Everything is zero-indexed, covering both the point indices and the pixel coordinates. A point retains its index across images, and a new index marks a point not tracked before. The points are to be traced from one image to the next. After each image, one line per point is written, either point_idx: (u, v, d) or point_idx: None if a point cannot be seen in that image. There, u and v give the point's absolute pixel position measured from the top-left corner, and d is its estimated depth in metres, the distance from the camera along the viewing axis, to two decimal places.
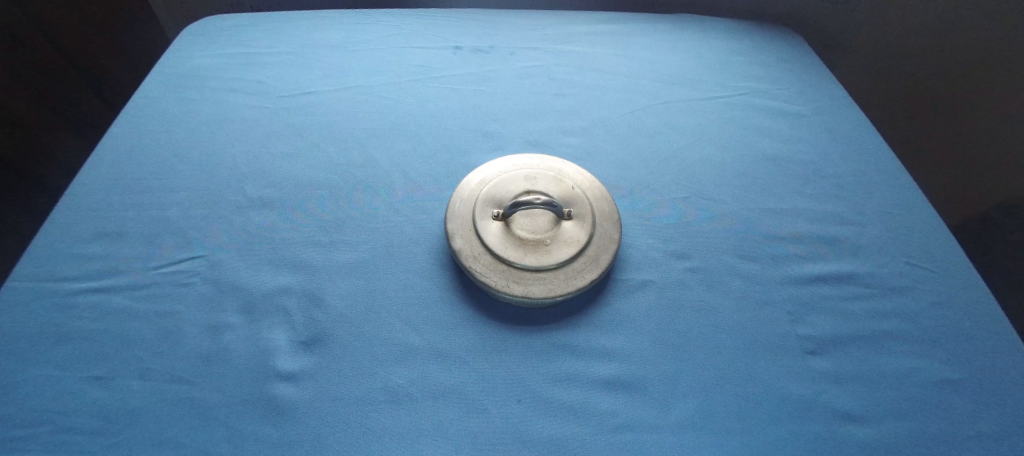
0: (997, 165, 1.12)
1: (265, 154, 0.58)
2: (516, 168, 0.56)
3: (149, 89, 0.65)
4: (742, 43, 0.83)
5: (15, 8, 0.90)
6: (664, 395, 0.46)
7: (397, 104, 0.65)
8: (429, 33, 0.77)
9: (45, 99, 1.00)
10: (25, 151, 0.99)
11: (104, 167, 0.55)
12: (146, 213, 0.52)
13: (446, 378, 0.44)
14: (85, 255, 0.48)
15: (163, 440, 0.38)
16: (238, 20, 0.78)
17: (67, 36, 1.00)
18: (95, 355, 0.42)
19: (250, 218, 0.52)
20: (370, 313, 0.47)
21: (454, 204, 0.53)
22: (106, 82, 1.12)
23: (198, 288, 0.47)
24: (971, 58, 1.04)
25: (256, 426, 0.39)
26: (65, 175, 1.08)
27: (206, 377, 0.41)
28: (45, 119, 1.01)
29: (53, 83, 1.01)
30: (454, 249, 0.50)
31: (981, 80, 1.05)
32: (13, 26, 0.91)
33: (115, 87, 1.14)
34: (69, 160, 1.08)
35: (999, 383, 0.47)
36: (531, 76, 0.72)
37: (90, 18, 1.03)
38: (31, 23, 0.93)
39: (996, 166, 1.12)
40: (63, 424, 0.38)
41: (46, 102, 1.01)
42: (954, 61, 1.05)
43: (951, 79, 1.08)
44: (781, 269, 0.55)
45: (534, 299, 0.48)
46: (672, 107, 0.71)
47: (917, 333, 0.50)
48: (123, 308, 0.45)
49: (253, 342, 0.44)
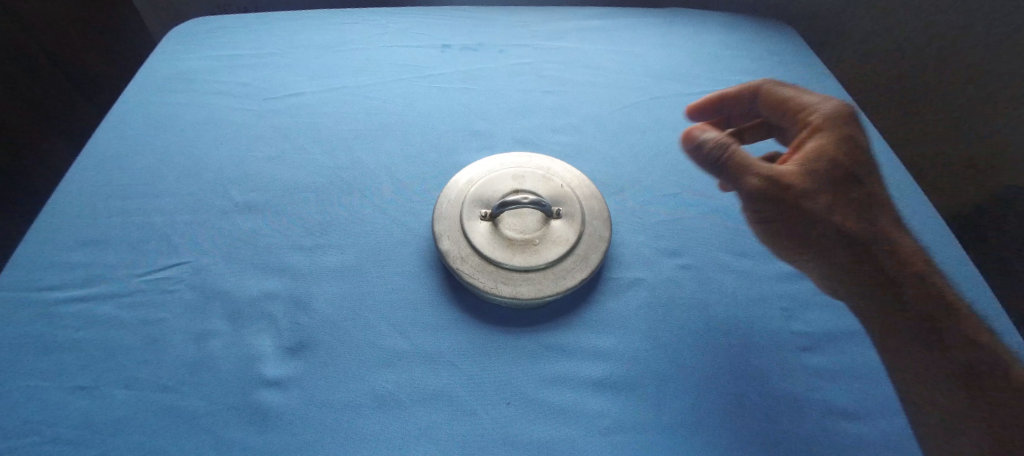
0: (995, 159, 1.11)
1: (252, 157, 0.62)
2: (505, 167, 0.57)
3: (134, 93, 0.68)
4: (735, 37, 0.83)
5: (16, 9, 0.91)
6: (656, 395, 0.45)
7: (386, 105, 0.68)
8: (415, 31, 0.79)
9: (38, 103, 1.00)
10: (25, 149, 1.01)
11: (89, 173, 0.58)
12: (133, 220, 0.55)
13: (435, 380, 0.45)
14: (70, 263, 0.51)
15: (150, 449, 0.41)
16: (224, 20, 0.80)
17: (60, 37, 1.01)
18: (79, 365, 0.45)
19: (236, 221, 0.56)
20: (359, 317, 0.49)
21: (442, 206, 0.54)
22: (97, 84, 1.12)
23: (184, 294, 0.50)
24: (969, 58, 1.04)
25: (244, 431, 0.42)
26: (54, 177, 1.08)
27: (192, 384, 0.44)
28: (38, 123, 1.01)
29: (48, 86, 1.02)
30: (441, 251, 0.50)
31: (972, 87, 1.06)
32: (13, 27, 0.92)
33: (105, 89, 1.14)
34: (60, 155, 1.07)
35: (993, 382, 0.47)
36: (520, 74, 0.74)
37: (85, 19, 1.04)
38: (28, 24, 0.94)
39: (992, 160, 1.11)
40: (49, 434, 0.41)
41: (41, 107, 1.01)
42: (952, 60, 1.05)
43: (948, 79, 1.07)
44: (773, 264, 0.54)
45: (524, 299, 0.48)
46: (664, 101, 0.71)
47: (912, 329, 0.50)
48: (108, 315, 0.48)
49: (240, 347, 0.46)
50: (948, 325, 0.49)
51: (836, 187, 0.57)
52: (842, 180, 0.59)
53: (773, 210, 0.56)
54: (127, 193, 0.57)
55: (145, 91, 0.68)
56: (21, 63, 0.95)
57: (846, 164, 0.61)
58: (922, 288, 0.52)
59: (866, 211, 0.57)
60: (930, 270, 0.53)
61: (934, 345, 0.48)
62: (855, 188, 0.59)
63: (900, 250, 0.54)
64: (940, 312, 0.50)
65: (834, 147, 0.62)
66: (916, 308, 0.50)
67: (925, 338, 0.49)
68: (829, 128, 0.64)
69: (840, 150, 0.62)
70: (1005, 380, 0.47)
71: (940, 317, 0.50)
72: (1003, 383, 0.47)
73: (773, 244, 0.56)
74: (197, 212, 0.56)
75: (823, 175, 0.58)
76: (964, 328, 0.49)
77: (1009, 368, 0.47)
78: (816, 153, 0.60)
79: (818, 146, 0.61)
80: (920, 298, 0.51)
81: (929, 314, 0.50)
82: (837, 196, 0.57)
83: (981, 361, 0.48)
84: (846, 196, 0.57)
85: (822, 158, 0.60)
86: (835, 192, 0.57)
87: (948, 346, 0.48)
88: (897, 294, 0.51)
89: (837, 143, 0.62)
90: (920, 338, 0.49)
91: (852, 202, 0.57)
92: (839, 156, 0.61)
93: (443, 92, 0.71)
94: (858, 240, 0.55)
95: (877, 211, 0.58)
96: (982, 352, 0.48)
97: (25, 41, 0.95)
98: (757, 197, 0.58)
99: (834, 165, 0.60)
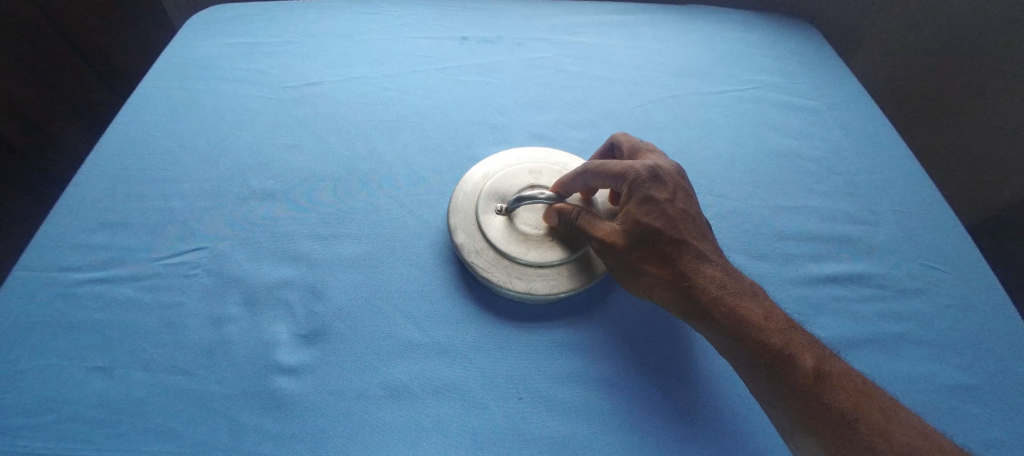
0: (1009, 171, 1.00)
1: (269, 146, 0.62)
2: (520, 162, 0.57)
3: (153, 80, 0.68)
4: (756, 35, 0.81)
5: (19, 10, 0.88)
6: (667, 395, 0.45)
7: (402, 96, 0.68)
8: (434, 22, 0.78)
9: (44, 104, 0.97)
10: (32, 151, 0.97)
11: (109, 158, 0.59)
12: (152, 205, 0.55)
13: (447, 373, 0.46)
14: (90, 245, 0.51)
15: (166, 431, 0.42)
16: (243, 8, 0.80)
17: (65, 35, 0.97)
18: (98, 347, 0.45)
19: (253, 208, 0.56)
20: (373, 306, 0.49)
21: (458, 198, 0.53)
22: (105, 82, 1.08)
23: (201, 279, 0.50)
24: (982, 63, 0.97)
25: (258, 418, 0.42)
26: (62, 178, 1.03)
27: (208, 369, 0.45)
28: (45, 124, 0.98)
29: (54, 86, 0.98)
30: (455, 244, 0.50)
31: (985, 92, 0.99)
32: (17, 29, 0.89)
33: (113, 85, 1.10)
34: (63, 153, 1.03)
35: (1012, 394, 0.46)
36: (537, 68, 0.73)
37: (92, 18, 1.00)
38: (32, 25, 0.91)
39: (1004, 170, 1.01)
40: (69, 413, 0.42)
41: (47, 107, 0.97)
42: (965, 65, 0.99)
43: (960, 83, 1.01)
44: (790, 268, 0.54)
45: (538, 294, 0.48)
46: (682, 99, 0.71)
47: (931, 337, 0.49)
48: (127, 297, 0.48)
49: (255, 333, 0.47)
50: (786, 367, 0.42)
51: (648, 247, 0.46)
52: (665, 235, 0.46)
53: (641, 273, 0.46)
54: (145, 178, 0.57)
55: (164, 77, 0.69)
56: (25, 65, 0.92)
57: (679, 210, 0.48)
58: (776, 331, 0.43)
59: (700, 257, 0.46)
60: (769, 305, 0.45)
61: (774, 390, 0.42)
62: (680, 242, 0.47)
63: (740, 286, 0.45)
64: (786, 356, 0.42)
65: (665, 196, 0.48)
66: (764, 354, 0.42)
67: (766, 384, 0.42)
68: (645, 173, 0.48)
69: (669, 197, 0.48)
70: (852, 429, 0.39)
71: (823, 375, 0.41)
72: (855, 430, 0.39)
73: (645, 296, 0.47)
74: (215, 197, 0.56)
75: (635, 237, 0.47)
76: (803, 378, 0.41)
77: (863, 413, 0.40)
78: (641, 208, 0.47)
79: (641, 197, 0.48)
80: (761, 346, 0.42)
81: (808, 370, 0.41)
82: (649, 254, 0.46)
83: (820, 400, 0.40)
84: (685, 243, 0.47)
85: (647, 213, 0.47)
86: (645, 248, 0.46)
87: (791, 396, 0.41)
88: (771, 348, 0.42)
89: (658, 190, 0.48)
90: (788, 386, 0.41)
91: (694, 251, 0.46)
92: (667, 206, 0.47)
93: (460, 84, 0.70)
94: (740, 291, 0.45)
95: (689, 262, 0.46)
96: (837, 395, 0.40)
97: (29, 43, 0.92)
98: (604, 249, 0.47)
99: (641, 222, 0.47)
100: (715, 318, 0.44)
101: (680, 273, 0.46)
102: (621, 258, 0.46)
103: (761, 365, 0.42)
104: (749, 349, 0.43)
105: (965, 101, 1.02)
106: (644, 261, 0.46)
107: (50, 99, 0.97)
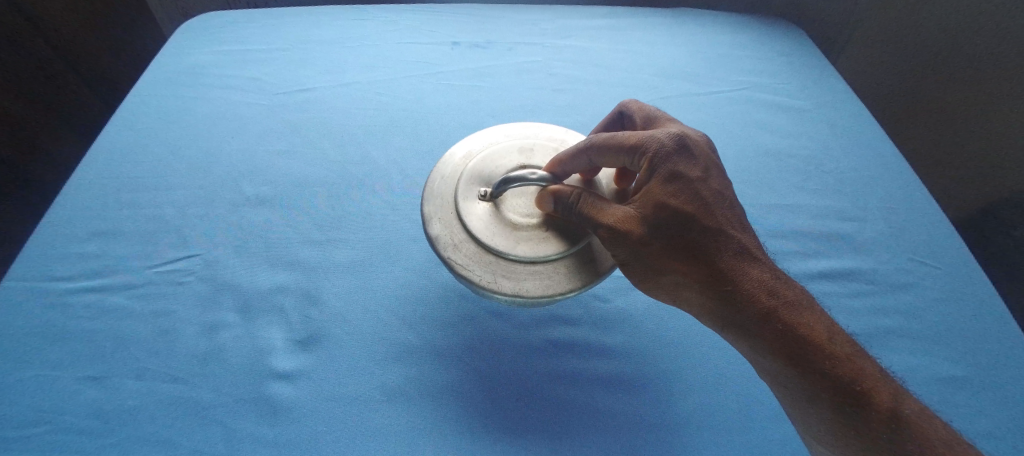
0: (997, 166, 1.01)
1: (262, 152, 0.62)
2: (509, 139, 0.53)
3: (144, 88, 0.68)
4: (744, 37, 0.82)
5: (17, 16, 0.89)
6: (662, 393, 0.46)
7: (395, 101, 0.69)
8: (426, 28, 0.78)
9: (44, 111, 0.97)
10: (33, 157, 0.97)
11: (99, 167, 0.58)
12: (144, 213, 0.55)
13: (442, 377, 0.46)
14: (81, 254, 0.51)
15: (161, 440, 0.41)
16: (235, 15, 0.80)
17: (61, 43, 0.97)
18: (91, 357, 0.45)
19: (247, 215, 0.56)
20: (369, 310, 0.50)
21: (437, 181, 0.50)
22: (99, 89, 1.08)
23: (195, 287, 0.50)
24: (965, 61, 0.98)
25: (255, 426, 0.42)
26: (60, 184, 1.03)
27: (204, 377, 0.45)
28: (45, 130, 0.98)
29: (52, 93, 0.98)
30: (431, 235, 0.46)
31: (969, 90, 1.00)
32: (15, 35, 0.89)
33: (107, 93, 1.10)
34: (54, 167, 1.01)
35: (1000, 383, 0.47)
36: (530, 71, 0.74)
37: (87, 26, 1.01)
38: (30, 31, 0.91)
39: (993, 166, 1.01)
40: (60, 423, 0.42)
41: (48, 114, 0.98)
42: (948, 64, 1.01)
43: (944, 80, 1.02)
44: (781, 265, 0.55)
45: (528, 297, 0.44)
46: (672, 101, 0.71)
47: (920, 330, 0.50)
48: (119, 306, 0.48)
49: (250, 341, 0.47)
50: (852, 400, 0.39)
51: (681, 239, 0.44)
52: (699, 221, 0.44)
53: (669, 268, 0.44)
54: (138, 186, 0.57)
55: (156, 86, 0.69)
56: (24, 73, 0.92)
57: (711, 190, 0.45)
58: (844, 357, 0.40)
59: (743, 254, 0.44)
60: (828, 322, 0.42)
61: (835, 420, 0.40)
62: (717, 232, 0.44)
63: (781, 290, 0.43)
64: (856, 391, 0.39)
65: (697, 173, 0.46)
66: (821, 378, 0.40)
67: (826, 414, 0.40)
68: (672, 144, 0.46)
69: (701, 175, 0.46)
70: None
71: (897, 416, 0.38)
72: None
73: (673, 292, 0.45)
74: (208, 204, 0.56)
75: (659, 223, 0.43)
76: (878, 417, 0.39)
77: None
78: (666, 187, 0.44)
79: (667, 174, 0.45)
80: (820, 376, 0.40)
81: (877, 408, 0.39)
82: (681, 245, 0.44)
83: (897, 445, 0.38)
84: (724, 234, 0.45)
85: (674, 194, 0.44)
86: (675, 237, 0.44)
87: (858, 430, 0.39)
88: (825, 368, 0.40)
89: (689, 167, 0.45)
90: (845, 416, 0.40)
91: (737, 246, 0.44)
92: (699, 185, 0.45)
93: (453, 89, 0.71)
94: (779, 293, 0.43)
95: (728, 259, 0.44)
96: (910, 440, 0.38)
97: (28, 50, 0.92)
98: (609, 234, 0.43)
99: (668, 205, 0.44)
100: (759, 329, 0.42)
101: (719, 272, 0.43)
102: (638, 251, 0.43)
103: (820, 394, 0.40)
104: (802, 372, 0.41)
105: (949, 99, 1.03)
106: (675, 255, 0.43)
107: (49, 106, 0.98)
